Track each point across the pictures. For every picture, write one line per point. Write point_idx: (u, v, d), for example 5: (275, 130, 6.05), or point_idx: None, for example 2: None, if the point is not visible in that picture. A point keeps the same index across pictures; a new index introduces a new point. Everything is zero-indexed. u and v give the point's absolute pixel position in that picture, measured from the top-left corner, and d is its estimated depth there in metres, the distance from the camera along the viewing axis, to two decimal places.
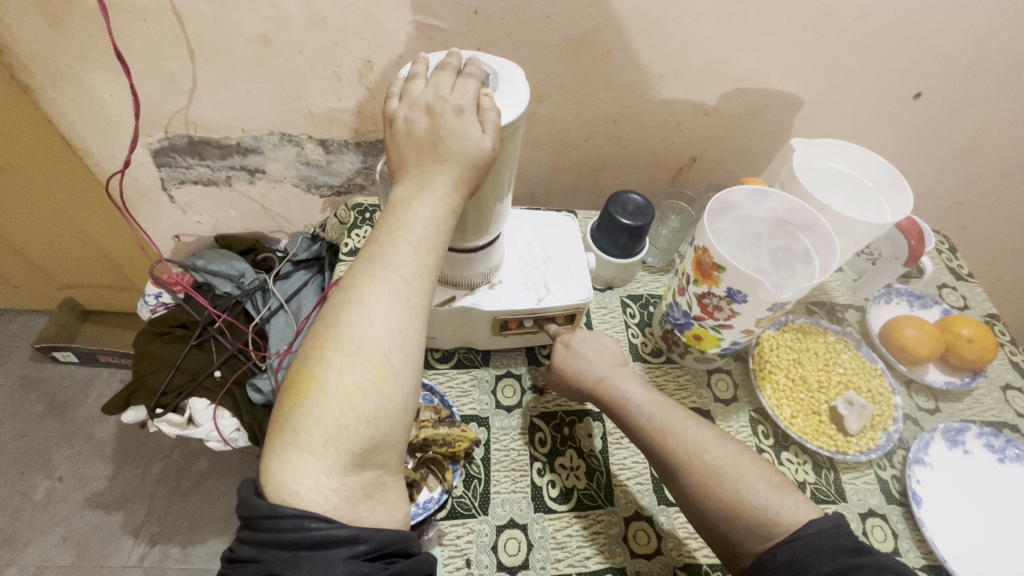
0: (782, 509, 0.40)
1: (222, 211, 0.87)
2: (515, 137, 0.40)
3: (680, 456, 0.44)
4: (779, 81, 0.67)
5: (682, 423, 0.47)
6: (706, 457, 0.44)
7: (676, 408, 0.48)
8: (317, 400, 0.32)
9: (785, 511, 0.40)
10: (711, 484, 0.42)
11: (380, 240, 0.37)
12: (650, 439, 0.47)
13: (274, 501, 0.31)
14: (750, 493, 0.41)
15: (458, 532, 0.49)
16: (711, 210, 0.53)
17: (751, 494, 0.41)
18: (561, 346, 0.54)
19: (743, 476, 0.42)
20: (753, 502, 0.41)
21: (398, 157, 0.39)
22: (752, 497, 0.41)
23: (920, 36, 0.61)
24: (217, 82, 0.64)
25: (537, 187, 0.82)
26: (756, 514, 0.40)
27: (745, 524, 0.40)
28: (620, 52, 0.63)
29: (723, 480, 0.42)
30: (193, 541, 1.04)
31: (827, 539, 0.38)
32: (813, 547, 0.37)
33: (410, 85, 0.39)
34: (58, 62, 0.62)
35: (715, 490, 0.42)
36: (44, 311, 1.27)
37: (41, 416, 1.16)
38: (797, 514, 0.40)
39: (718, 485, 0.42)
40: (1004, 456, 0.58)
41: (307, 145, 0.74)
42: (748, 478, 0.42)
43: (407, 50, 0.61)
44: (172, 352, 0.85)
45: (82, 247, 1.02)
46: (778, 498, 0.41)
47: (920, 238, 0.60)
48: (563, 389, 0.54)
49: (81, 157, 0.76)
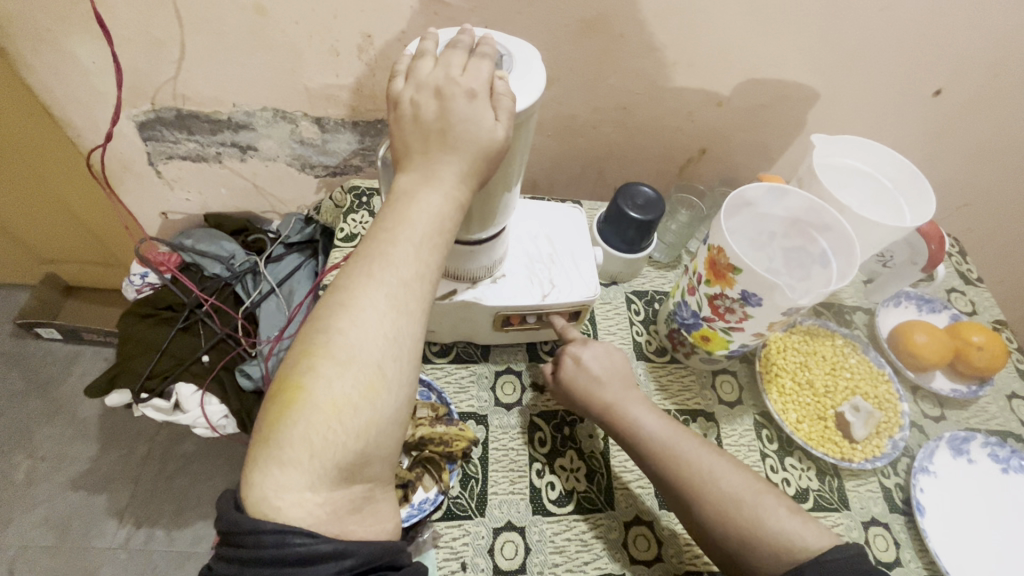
0: (801, 531, 0.40)
1: (212, 189, 0.83)
2: (528, 125, 0.37)
3: (695, 481, 0.44)
4: (797, 74, 0.64)
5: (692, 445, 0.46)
6: (720, 483, 0.43)
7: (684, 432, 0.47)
8: (304, 412, 0.30)
9: (805, 534, 0.40)
10: (726, 506, 0.42)
11: (378, 236, 0.34)
12: (658, 455, 0.46)
13: (255, 516, 0.28)
14: (769, 517, 0.41)
15: (453, 534, 0.47)
16: (728, 208, 0.51)
17: (769, 517, 0.41)
18: (571, 362, 0.52)
19: (760, 500, 0.42)
20: (771, 524, 0.41)
21: (402, 144, 0.36)
22: (771, 520, 0.41)
23: (948, 30, 0.59)
24: (206, 53, 0.61)
25: (540, 174, 0.79)
26: (774, 537, 0.40)
27: (764, 547, 0.40)
28: (635, 36, 0.60)
29: (739, 504, 0.42)
30: (179, 524, 1.02)
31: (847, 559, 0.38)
32: (838, 570, 0.37)
33: (417, 64, 0.36)
34: (35, 24, 0.57)
35: (732, 515, 0.42)
36: (26, 286, 1.23)
37: (23, 394, 1.12)
38: (818, 537, 0.40)
39: (734, 508, 0.42)
40: (1008, 466, 0.57)
41: (302, 122, 0.70)
42: (764, 501, 0.42)
43: (411, 26, 0.58)
44: (158, 334, 0.82)
45: (64, 221, 0.97)
46: (796, 522, 0.41)
47: (941, 243, 0.58)
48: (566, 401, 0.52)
49: (61, 127, 0.71)
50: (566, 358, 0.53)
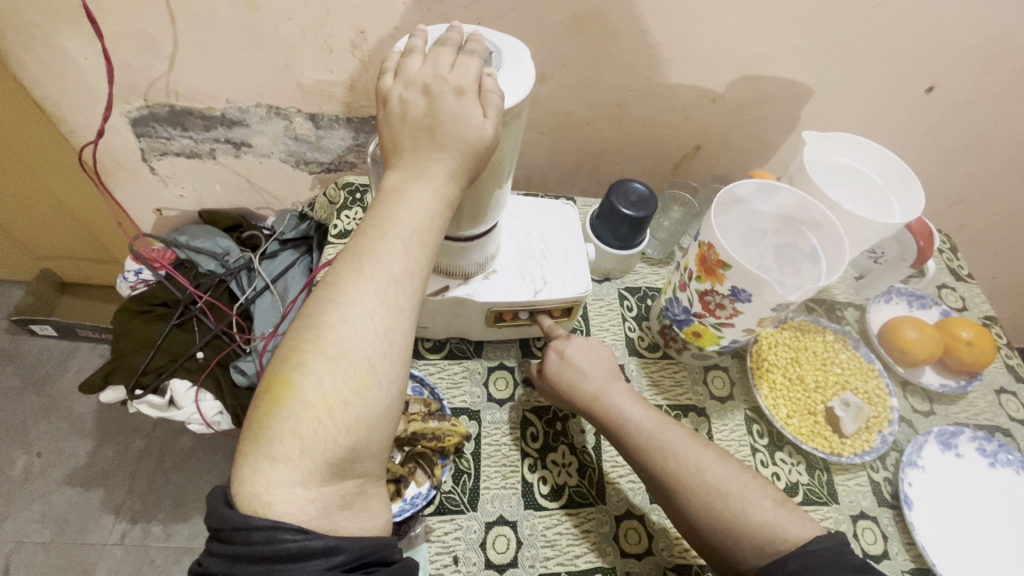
0: (789, 526, 0.41)
1: (206, 185, 0.83)
2: (518, 122, 0.38)
3: (683, 477, 0.44)
4: (790, 70, 0.64)
5: (682, 441, 0.46)
6: (708, 478, 0.43)
7: (674, 427, 0.48)
8: (294, 407, 0.30)
9: (793, 528, 0.40)
10: (716, 504, 0.42)
11: (368, 233, 0.34)
12: (648, 451, 0.46)
13: (245, 512, 0.29)
14: (757, 512, 0.41)
15: (445, 529, 0.48)
16: (719, 204, 0.51)
17: (757, 512, 0.41)
18: (556, 356, 0.52)
19: (748, 495, 0.42)
20: (759, 519, 0.41)
21: (392, 140, 0.36)
22: (759, 516, 0.41)
23: (940, 27, 0.59)
24: (198, 48, 0.60)
25: (535, 170, 0.79)
26: (762, 531, 0.40)
27: (751, 542, 0.40)
28: (628, 33, 0.60)
29: (727, 499, 0.42)
30: (175, 519, 1.02)
31: (833, 554, 0.38)
32: (824, 564, 0.37)
33: (407, 61, 0.36)
34: (26, 19, 0.57)
35: (720, 510, 0.42)
36: (20, 282, 1.22)
37: (18, 390, 1.12)
38: (805, 531, 0.40)
39: (722, 503, 0.42)
40: (995, 460, 0.57)
41: (296, 119, 0.70)
42: (753, 496, 0.42)
43: (403, 22, 0.58)
44: (152, 331, 0.82)
45: (57, 217, 0.97)
46: (785, 516, 0.41)
47: (930, 240, 0.58)
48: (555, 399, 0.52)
49: (54, 123, 0.71)
50: (550, 353, 0.53)
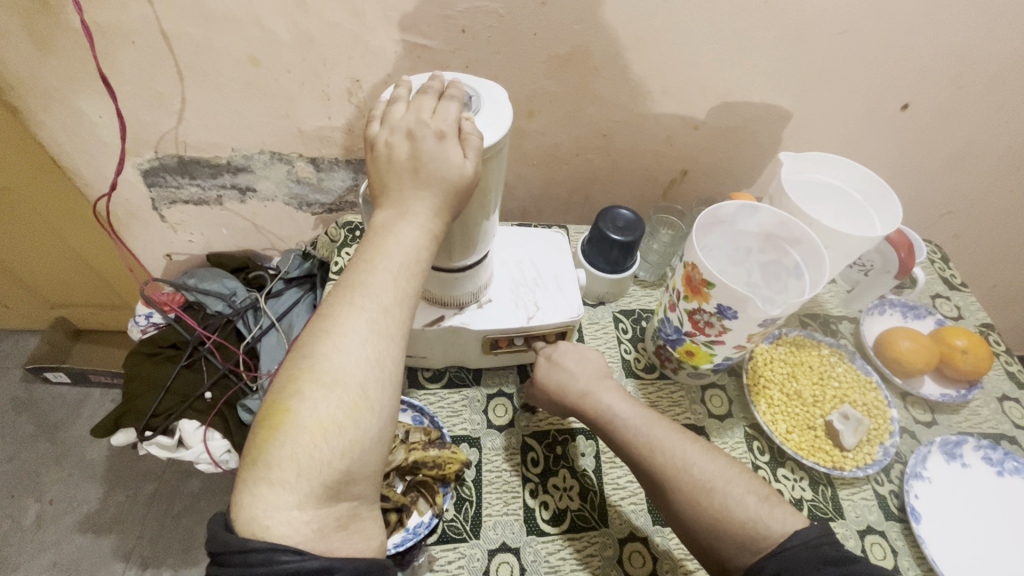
0: (770, 520, 0.40)
1: (213, 230, 0.86)
2: (499, 158, 0.40)
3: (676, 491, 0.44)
4: (767, 96, 0.67)
5: (670, 436, 0.47)
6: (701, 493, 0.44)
7: None
8: (290, 433, 0.31)
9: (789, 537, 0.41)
10: (700, 499, 0.43)
11: (358, 267, 0.36)
12: (639, 455, 0.47)
13: (245, 536, 0.30)
14: (738, 507, 0.41)
15: (448, 557, 0.48)
16: (701, 225, 0.53)
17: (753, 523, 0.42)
18: (544, 360, 0.55)
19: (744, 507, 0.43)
20: (742, 515, 0.41)
21: (381, 181, 0.38)
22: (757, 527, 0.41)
23: (905, 49, 0.62)
24: (205, 102, 0.64)
25: (528, 201, 0.82)
26: (750, 531, 0.40)
27: (733, 538, 0.40)
28: (609, 69, 0.63)
29: None
30: (184, 564, 1.02)
31: (815, 551, 0.38)
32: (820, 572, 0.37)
33: (392, 109, 0.39)
34: (46, 84, 0.62)
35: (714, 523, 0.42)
36: (36, 332, 1.26)
37: (32, 438, 1.14)
38: (786, 525, 0.40)
39: (707, 499, 0.42)
40: (1003, 469, 0.57)
41: (297, 163, 0.74)
42: (735, 492, 0.42)
43: (396, 69, 0.61)
44: (162, 373, 0.85)
45: (72, 265, 1.01)
46: (766, 511, 0.41)
47: (910, 251, 0.60)
48: (546, 404, 0.54)
49: (71, 179, 0.75)
50: (540, 357, 0.56)
